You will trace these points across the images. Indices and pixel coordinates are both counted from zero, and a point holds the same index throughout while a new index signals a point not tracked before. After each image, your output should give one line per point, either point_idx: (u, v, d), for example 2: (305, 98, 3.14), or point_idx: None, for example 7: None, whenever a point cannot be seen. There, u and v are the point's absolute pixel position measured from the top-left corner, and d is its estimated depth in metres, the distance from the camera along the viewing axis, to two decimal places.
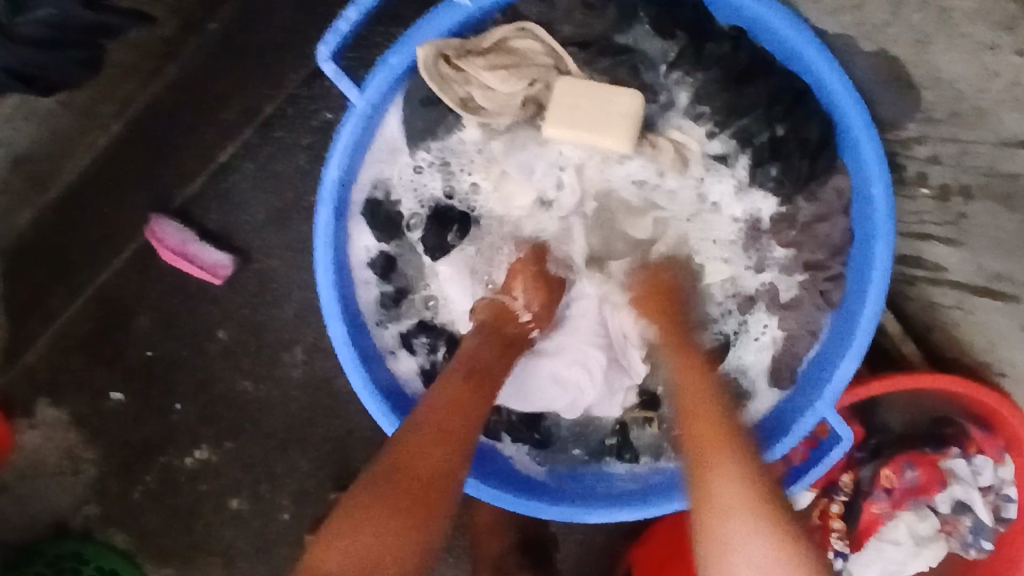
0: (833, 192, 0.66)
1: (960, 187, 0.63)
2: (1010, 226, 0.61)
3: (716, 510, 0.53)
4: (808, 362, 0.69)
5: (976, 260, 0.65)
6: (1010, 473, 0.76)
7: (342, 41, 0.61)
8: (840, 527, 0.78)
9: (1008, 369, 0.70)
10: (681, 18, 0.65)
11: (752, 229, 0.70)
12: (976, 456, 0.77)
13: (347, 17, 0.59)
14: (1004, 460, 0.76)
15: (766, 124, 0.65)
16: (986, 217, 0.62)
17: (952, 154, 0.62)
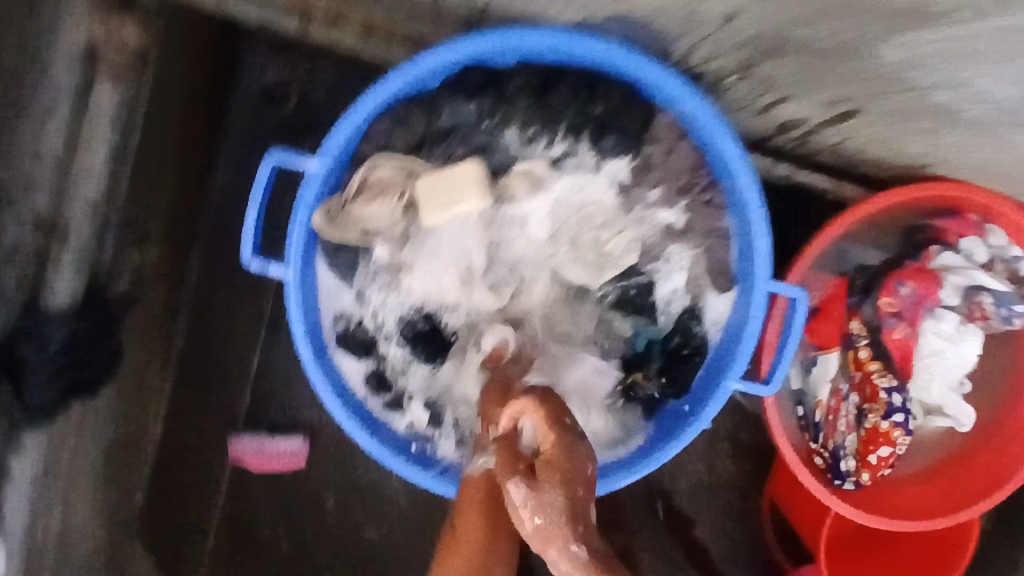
0: (663, 127, 0.70)
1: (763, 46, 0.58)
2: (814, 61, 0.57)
3: None
4: (734, 260, 0.73)
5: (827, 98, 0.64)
6: (1002, 239, 0.80)
7: (256, 235, 0.68)
8: (876, 366, 0.82)
9: (929, 159, 0.76)
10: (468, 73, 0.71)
11: (625, 191, 0.72)
12: (960, 242, 0.82)
13: (247, 218, 0.65)
14: (990, 230, 0.81)
15: (583, 113, 0.68)
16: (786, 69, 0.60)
17: (716, 48, 0.61)
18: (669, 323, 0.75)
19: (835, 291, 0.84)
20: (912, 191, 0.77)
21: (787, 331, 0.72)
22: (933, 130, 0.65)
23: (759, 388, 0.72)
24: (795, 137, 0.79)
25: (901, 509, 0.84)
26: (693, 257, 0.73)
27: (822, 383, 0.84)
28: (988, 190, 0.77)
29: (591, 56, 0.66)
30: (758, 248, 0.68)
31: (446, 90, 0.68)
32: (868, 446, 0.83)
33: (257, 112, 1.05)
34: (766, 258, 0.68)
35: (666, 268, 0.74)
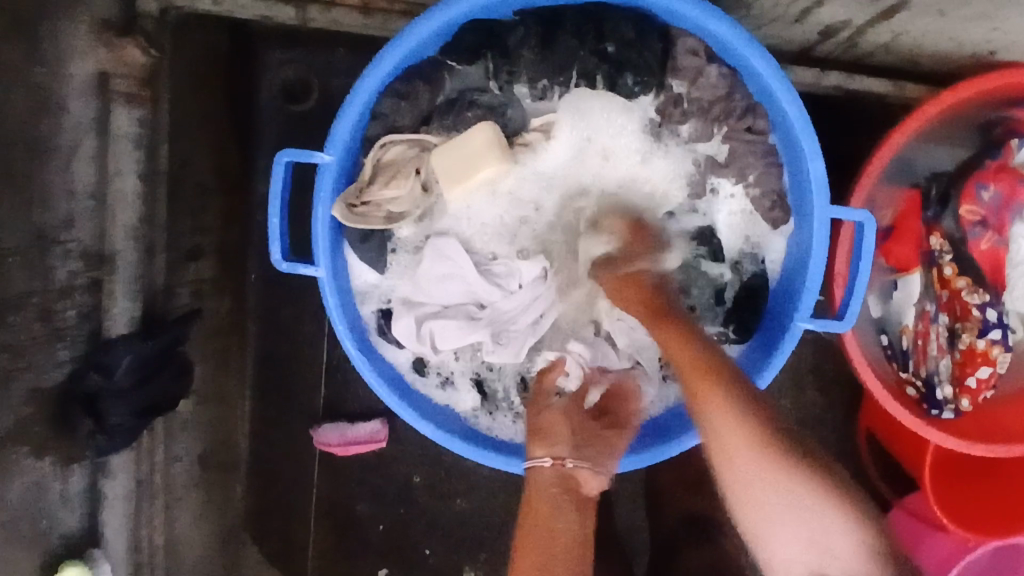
0: (687, 55, 0.65)
1: None
2: None
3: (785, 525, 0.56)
4: (788, 186, 0.66)
5: None
6: None
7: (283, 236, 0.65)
8: (965, 283, 0.74)
9: (1002, 41, 0.67)
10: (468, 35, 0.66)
11: (656, 130, 0.67)
12: None
13: (271, 222, 0.64)
14: None
15: (596, 55, 0.63)
16: None
17: None
18: (727, 266, 0.70)
19: (908, 206, 0.77)
20: (981, 81, 0.68)
21: (857, 256, 0.64)
22: None
23: (832, 325, 0.65)
24: (844, 39, 0.71)
25: (1015, 429, 0.78)
26: (739, 190, 0.68)
27: (908, 309, 0.77)
28: None
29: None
30: (809, 171, 0.62)
31: (449, 56, 0.65)
32: (964, 369, 0.76)
33: (282, 107, 1.03)
34: (820, 183, 0.61)
35: (712, 202, 0.69)
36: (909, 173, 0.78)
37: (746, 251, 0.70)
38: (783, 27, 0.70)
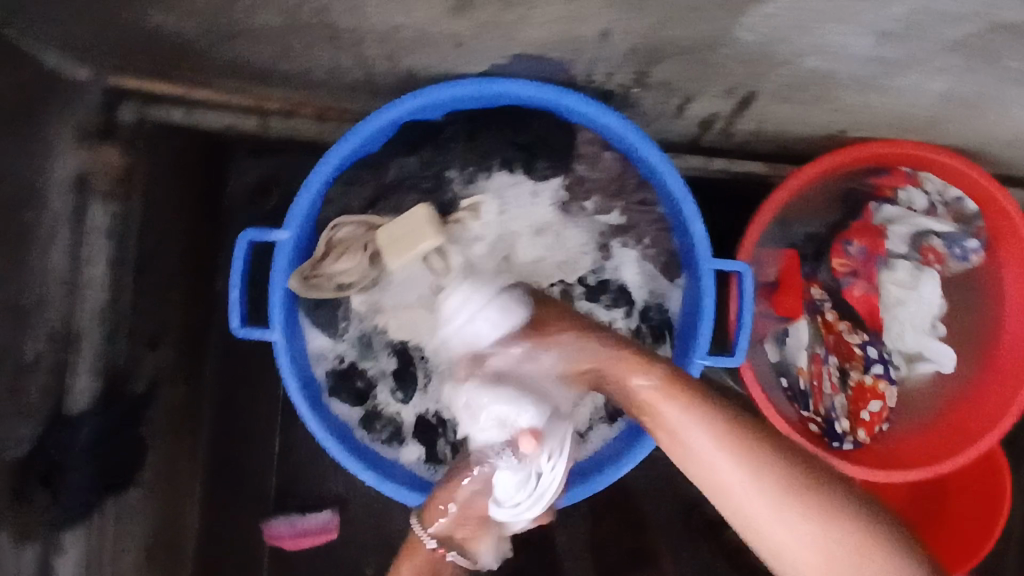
0: (586, 143, 0.77)
1: (644, 47, 0.64)
2: (695, 48, 0.63)
3: (791, 535, 0.56)
4: (677, 245, 0.77)
5: (722, 81, 0.70)
6: (937, 182, 0.85)
7: (241, 304, 0.72)
8: (845, 325, 0.87)
9: (843, 125, 0.82)
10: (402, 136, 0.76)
11: (566, 204, 0.79)
12: (899, 195, 0.88)
13: (231, 293, 0.71)
14: (920, 177, 0.86)
15: (513, 146, 0.76)
16: (677, 65, 0.67)
17: (611, 62, 0.68)
18: (635, 314, 0.80)
19: (789, 263, 0.87)
20: (831, 156, 0.82)
21: (740, 300, 0.76)
22: (828, 89, 0.71)
23: (725, 360, 0.75)
24: (719, 130, 0.85)
25: (912, 457, 0.86)
26: (640, 252, 0.80)
27: (801, 352, 0.87)
28: (911, 141, 0.81)
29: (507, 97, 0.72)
30: (694, 231, 0.73)
31: (388, 150, 0.76)
32: (856, 403, 0.88)
33: (242, 209, 1.13)
34: (703, 240, 0.73)
35: (619, 262, 0.80)
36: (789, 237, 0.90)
37: (650, 299, 0.80)
38: (668, 121, 0.84)
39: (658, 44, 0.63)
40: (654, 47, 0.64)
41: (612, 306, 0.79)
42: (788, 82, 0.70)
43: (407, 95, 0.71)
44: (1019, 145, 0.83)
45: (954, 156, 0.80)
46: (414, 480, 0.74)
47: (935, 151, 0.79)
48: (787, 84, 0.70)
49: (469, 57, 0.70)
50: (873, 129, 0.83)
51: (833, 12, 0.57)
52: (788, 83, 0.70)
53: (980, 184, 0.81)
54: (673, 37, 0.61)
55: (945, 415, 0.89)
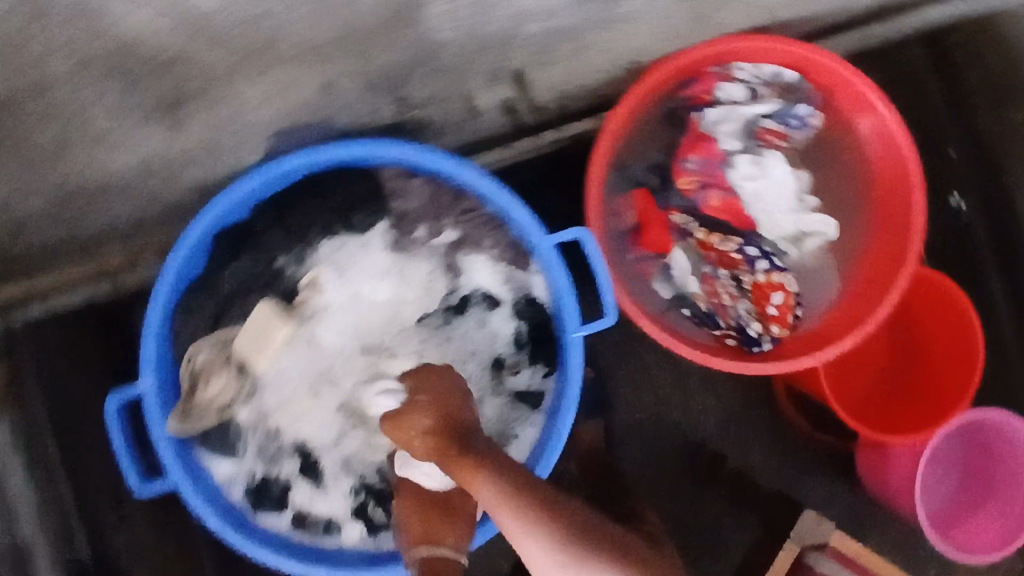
0: (392, 178, 0.76)
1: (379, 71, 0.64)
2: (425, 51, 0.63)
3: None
4: (515, 236, 0.76)
5: (481, 68, 0.70)
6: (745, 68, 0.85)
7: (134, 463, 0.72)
8: (716, 237, 0.88)
9: (632, 54, 0.82)
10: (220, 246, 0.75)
11: (399, 241, 0.77)
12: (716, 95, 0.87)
13: (120, 458, 0.72)
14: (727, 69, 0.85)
15: (327, 210, 0.76)
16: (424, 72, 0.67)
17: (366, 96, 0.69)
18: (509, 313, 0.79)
19: (642, 203, 0.89)
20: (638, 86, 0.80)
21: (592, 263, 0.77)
22: (583, 32, 0.70)
23: (602, 323, 0.76)
24: (525, 107, 0.85)
25: (838, 329, 0.86)
26: (486, 257, 0.78)
27: (690, 277, 0.88)
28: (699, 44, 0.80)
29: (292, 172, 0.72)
30: (520, 218, 0.73)
31: (212, 265, 0.75)
32: (759, 303, 0.89)
33: None
34: (532, 223, 0.72)
35: (472, 273, 0.79)
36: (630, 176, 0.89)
37: (515, 295, 0.79)
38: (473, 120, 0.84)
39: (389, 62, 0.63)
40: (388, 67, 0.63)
41: (485, 315, 0.79)
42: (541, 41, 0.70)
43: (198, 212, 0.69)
44: (801, 2, 0.84)
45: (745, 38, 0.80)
46: (364, 557, 0.74)
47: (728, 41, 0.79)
48: (541, 44, 0.70)
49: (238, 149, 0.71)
50: (661, 46, 0.83)
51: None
52: (541, 42, 0.70)
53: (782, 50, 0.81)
54: None
55: (854, 276, 0.89)
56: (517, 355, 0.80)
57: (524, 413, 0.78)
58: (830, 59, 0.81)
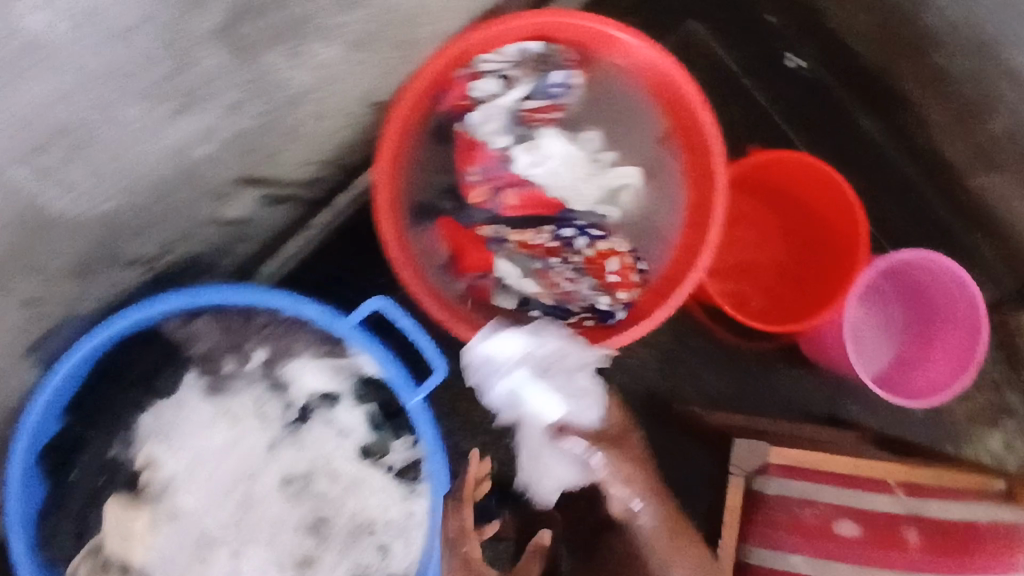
0: (179, 329, 0.75)
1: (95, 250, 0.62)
2: (132, 212, 0.61)
3: None
4: (319, 331, 0.74)
5: (211, 193, 0.69)
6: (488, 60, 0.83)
7: None
8: (529, 233, 0.86)
9: (367, 99, 0.80)
10: (55, 460, 0.74)
11: (217, 382, 0.76)
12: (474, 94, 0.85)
13: None
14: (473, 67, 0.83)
15: (137, 384, 0.76)
16: (149, 227, 0.65)
17: (107, 268, 0.67)
18: (353, 401, 0.77)
19: (449, 230, 0.86)
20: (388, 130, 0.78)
21: (401, 323, 0.74)
22: (288, 114, 0.68)
23: (435, 378, 0.74)
24: (293, 190, 0.83)
25: (677, 269, 0.84)
26: (303, 361, 0.76)
27: (526, 279, 0.86)
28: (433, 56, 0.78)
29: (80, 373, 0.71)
30: (311, 314, 0.73)
31: (58, 479, 0.74)
32: (599, 275, 0.87)
33: None
34: (320, 315, 0.72)
35: (300, 381, 0.77)
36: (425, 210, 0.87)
37: (350, 384, 0.77)
38: (251, 224, 0.82)
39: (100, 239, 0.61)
40: (103, 241, 0.62)
41: (331, 413, 0.78)
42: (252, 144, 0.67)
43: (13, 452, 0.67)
44: None
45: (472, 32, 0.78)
46: None
47: (452, 47, 0.77)
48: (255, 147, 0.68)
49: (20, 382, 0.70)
50: (393, 78, 0.80)
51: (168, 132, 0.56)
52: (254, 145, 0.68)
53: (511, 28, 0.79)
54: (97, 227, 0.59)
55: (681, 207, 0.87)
56: (379, 438, 0.77)
57: (407, 488, 0.77)
58: (559, 16, 0.79)
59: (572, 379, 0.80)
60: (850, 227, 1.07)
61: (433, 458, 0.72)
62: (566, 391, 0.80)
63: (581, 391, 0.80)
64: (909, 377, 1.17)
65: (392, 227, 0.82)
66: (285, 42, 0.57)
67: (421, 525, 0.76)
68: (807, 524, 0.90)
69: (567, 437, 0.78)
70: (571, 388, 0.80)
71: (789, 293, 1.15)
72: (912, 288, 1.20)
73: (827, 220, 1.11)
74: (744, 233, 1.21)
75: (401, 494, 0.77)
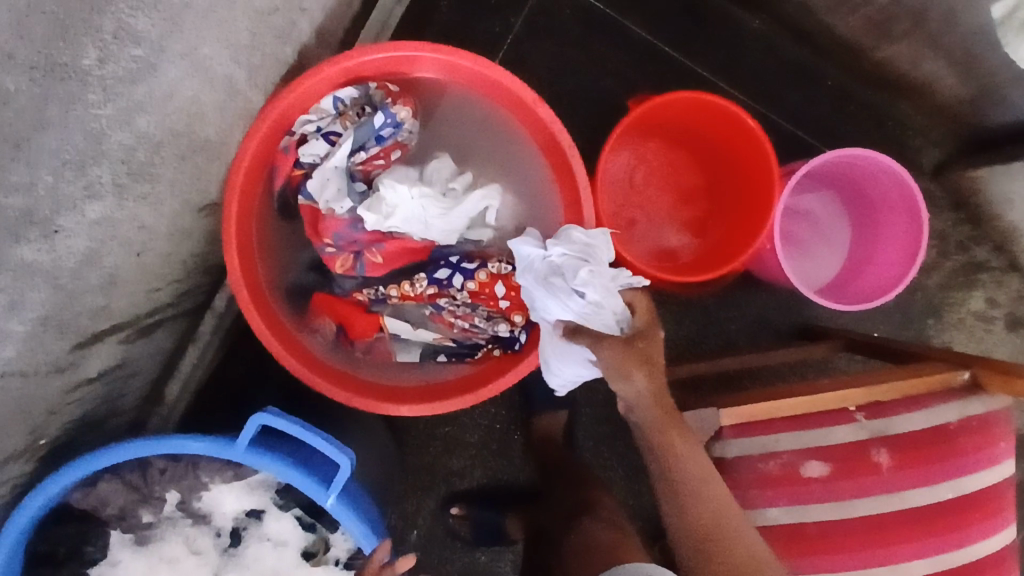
0: (82, 500, 0.73)
1: None
2: None
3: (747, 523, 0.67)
4: (217, 457, 0.72)
5: (52, 365, 0.66)
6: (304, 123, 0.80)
7: None
8: (405, 286, 0.84)
9: (192, 203, 0.75)
10: None
11: (140, 534, 0.75)
12: (304, 160, 0.81)
13: None
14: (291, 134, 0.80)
15: (65, 564, 0.74)
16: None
17: None
18: (278, 509, 0.76)
19: (329, 303, 0.85)
20: (227, 226, 0.75)
21: (294, 426, 0.71)
22: (96, 264, 0.64)
23: (344, 469, 0.71)
24: (156, 312, 0.80)
25: None
26: (216, 487, 0.75)
27: (420, 330, 0.85)
28: (248, 136, 0.75)
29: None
30: (201, 446, 0.70)
31: None
32: (489, 303, 0.84)
33: None
34: (211, 446, 0.69)
35: (221, 506, 0.76)
36: (303, 291, 0.87)
37: (269, 495, 0.76)
38: (126, 360, 0.79)
39: None
40: None
41: (261, 528, 0.77)
42: (71, 307, 0.64)
43: None
44: (294, 29, 0.76)
45: (279, 100, 0.74)
46: None
47: (263, 122, 0.74)
48: (75, 307, 0.65)
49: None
50: (212, 173, 0.76)
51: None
52: (73, 307, 0.64)
53: (317, 82, 0.76)
54: None
55: (550, 203, 0.85)
56: (316, 536, 0.77)
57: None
58: (360, 55, 0.75)
59: (574, 279, 0.71)
60: (751, 147, 1.04)
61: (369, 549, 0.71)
62: (574, 296, 0.70)
63: (586, 287, 0.70)
64: (860, 275, 1.14)
65: (265, 321, 0.78)
66: (26, 236, 0.54)
67: None
68: (772, 476, 0.86)
69: (565, 338, 0.71)
70: (586, 296, 0.69)
71: (717, 219, 1.14)
72: (851, 182, 1.16)
73: (729, 138, 1.08)
74: (658, 173, 1.17)
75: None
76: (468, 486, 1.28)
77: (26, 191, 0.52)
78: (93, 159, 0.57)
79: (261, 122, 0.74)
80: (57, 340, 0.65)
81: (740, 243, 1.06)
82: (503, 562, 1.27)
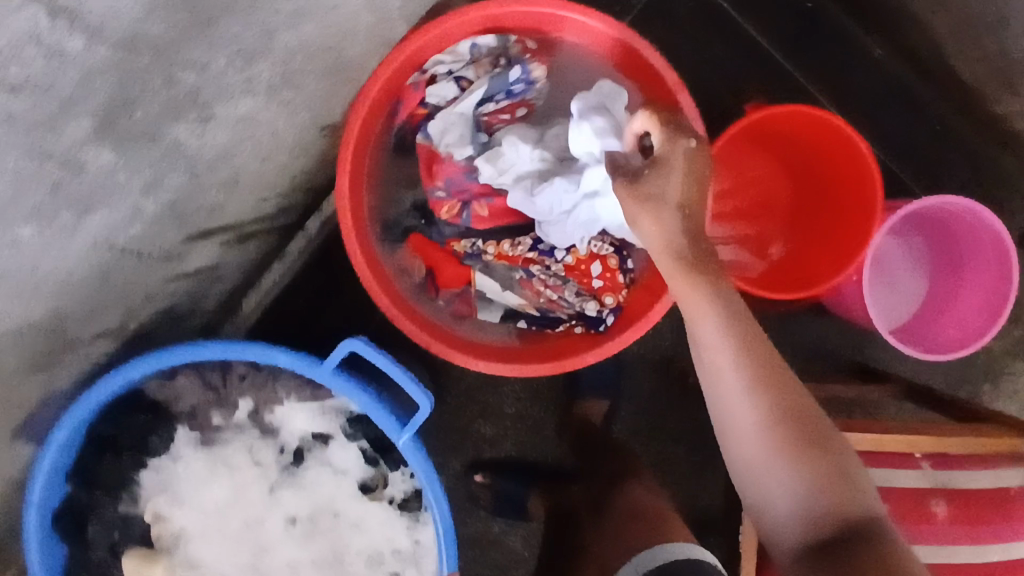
0: (159, 387, 0.73)
1: (58, 331, 0.60)
2: (84, 289, 0.59)
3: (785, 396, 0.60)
4: (299, 375, 0.72)
5: (163, 249, 0.66)
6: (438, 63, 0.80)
7: None
8: (504, 243, 0.83)
9: (318, 119, 0.75)
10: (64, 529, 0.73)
11: (209, 432, 0.76)
12: (429, 100, 0.82)
13: None
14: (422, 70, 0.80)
15: (129, 447, 0.74)
16: (105, 295, 0.63)
17: (77, 343, 0.65)
18: (345, 435, 0.76)
19: (422, 245, 0.85)
20: (345, 148, 0.74)
21: (383, 360, 0.71)
22: (229, 156, 0.64)
23: (423, 412, 0.71)
24: (257, 219, 0.80)
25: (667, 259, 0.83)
26: (291, 402, 0.75)
27: (506, 292, 0.84)
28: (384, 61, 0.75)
29: (70, 452, 0.70)
30: (291, 361, 0.71)
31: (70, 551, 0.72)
32: (585, 277, 0.83)
33: None
34: (301, 361, 0.70)
35: (291, 422, 0.76)
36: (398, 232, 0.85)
37: (338, 419, 0.76)
38: (219, 261, 0.79)
39: (60, 321, 0.59)
40: (62, 321, 0.60)
41: (325, 452, 0.77)
42: (197, 191, 0.63)
43: (25, 537, 0.67)
44: None
45: (422, 32, 0.74)
46: None
47: (402, 52, 0.73)
48: (200, 194, 0.64)
49: (13, 468, 0.69)
50: (343, 92, 0.76)
51: (76, 237, 0.53)
52: (198, 193, 0.64)
53: (461, 23, 0.76)
54: (54, 312, 0.58)
55: None
56: (375, 472, 0.77)
57: (410, 518, 0.76)
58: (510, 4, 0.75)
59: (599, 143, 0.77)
60: (856, 171, 1.02)
61: (434, 493, 0.70)
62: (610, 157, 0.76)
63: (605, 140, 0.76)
64: (932, 326, 1.14)
65: (366, 248, 0.78)
66: (185, 114, 0.53)
67: (428, 546, 0.76)
68: None
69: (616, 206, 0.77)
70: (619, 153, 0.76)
71: (804, 240, 1.12)
72: (943, 231, 1.15)
73: (832, 163, 1.07)
74: (751, 183, 1.16)
75: (406, 519, 0.77)
76: (494, 456, 1.26)
77: (200, 71, 0.51)
78: (262, 53, 0.57)
79: (400, 52, 0.73)
80: (175, 223, 0.65)
81: (826, 265, 1.04)
82: (514, 536, 1.26)
